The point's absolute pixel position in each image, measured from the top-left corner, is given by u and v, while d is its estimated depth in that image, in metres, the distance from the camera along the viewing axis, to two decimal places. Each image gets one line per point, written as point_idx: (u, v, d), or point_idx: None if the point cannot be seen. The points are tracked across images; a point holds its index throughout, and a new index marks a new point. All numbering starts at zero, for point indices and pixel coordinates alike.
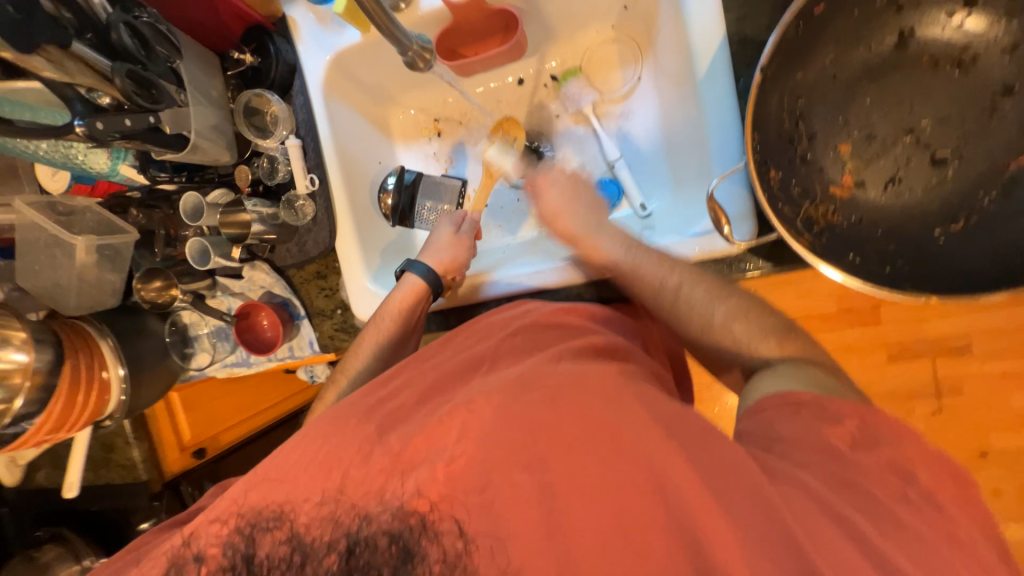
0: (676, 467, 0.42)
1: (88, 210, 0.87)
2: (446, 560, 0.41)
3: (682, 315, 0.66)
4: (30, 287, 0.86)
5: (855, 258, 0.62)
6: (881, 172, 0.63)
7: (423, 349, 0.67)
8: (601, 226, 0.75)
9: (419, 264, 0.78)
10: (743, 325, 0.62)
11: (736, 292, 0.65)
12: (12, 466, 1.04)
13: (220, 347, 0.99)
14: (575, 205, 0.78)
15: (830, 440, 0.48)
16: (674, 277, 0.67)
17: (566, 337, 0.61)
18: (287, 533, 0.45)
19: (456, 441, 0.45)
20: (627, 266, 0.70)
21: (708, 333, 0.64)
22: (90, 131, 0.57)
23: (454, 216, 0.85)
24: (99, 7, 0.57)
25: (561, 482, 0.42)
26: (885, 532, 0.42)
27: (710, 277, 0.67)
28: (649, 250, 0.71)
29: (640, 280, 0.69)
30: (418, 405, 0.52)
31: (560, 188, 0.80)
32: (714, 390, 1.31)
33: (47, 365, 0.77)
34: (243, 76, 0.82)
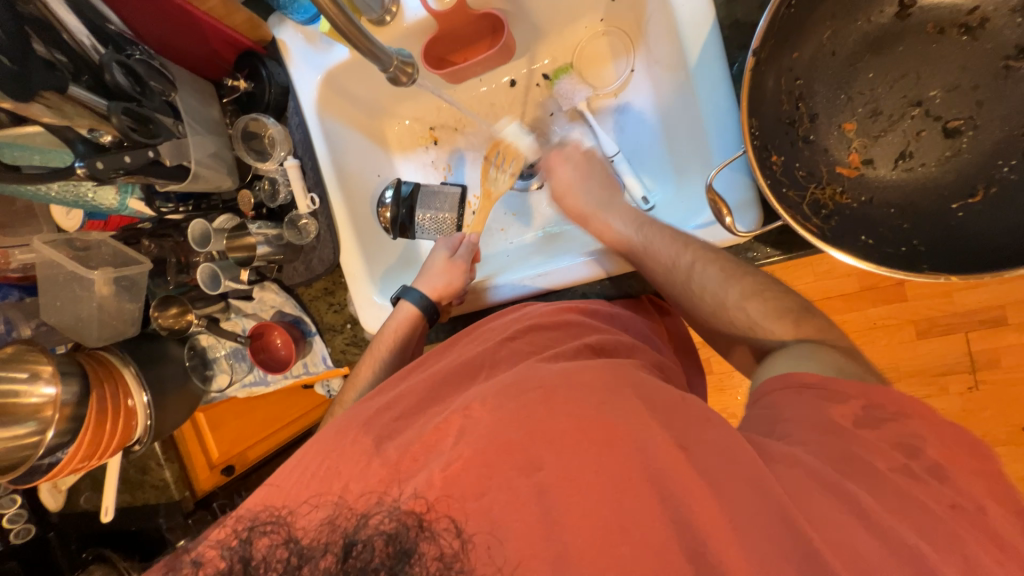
0: (679, 464, 0.41)
1: (103, 243, 0.90)
2: (442, 560, 0.40)
3: (692, 295, 0.64)
4: (55, 321, 0.90)
5: (866, 240, 0.60)
6: (889, 147, 0.61)
7: (428, 355, 0.66)
8: (613, 204, 0.76)
9: (413, 291, 0.80)
10: (759, 305, 0.59)
11: (753, 273, 0.62)
12: (55, 492, 1.10)
13: (237, 367, 1.01)
14: (589, 183, 0.80)
15: (833, 418, 0.47)
16: (687, 256, 0.65)
17: (567, 338, 0.61)
18: (284, 536, 0.43)
19: (453, 446, 0.45)
20: (638, 242, 0.70)
21: (723, 312, 0.61)
22: (91, 170, 0.58)
23: (450, 240, 0.85)
24: (91, 48, 0.59)
25: (561, 484, 0.42)
26: (901, 518, 0.40)
27: (724, 256, 0.64)
28: (662, 227, 0.70)
29: (652, 259, 0.68)
30: (420, 414, 0.53)
31: (572, 165, 0.82)
32: (734, 378, 1.29)
33: (74, 397, 0.80)
34: (239, 102, 0.84)
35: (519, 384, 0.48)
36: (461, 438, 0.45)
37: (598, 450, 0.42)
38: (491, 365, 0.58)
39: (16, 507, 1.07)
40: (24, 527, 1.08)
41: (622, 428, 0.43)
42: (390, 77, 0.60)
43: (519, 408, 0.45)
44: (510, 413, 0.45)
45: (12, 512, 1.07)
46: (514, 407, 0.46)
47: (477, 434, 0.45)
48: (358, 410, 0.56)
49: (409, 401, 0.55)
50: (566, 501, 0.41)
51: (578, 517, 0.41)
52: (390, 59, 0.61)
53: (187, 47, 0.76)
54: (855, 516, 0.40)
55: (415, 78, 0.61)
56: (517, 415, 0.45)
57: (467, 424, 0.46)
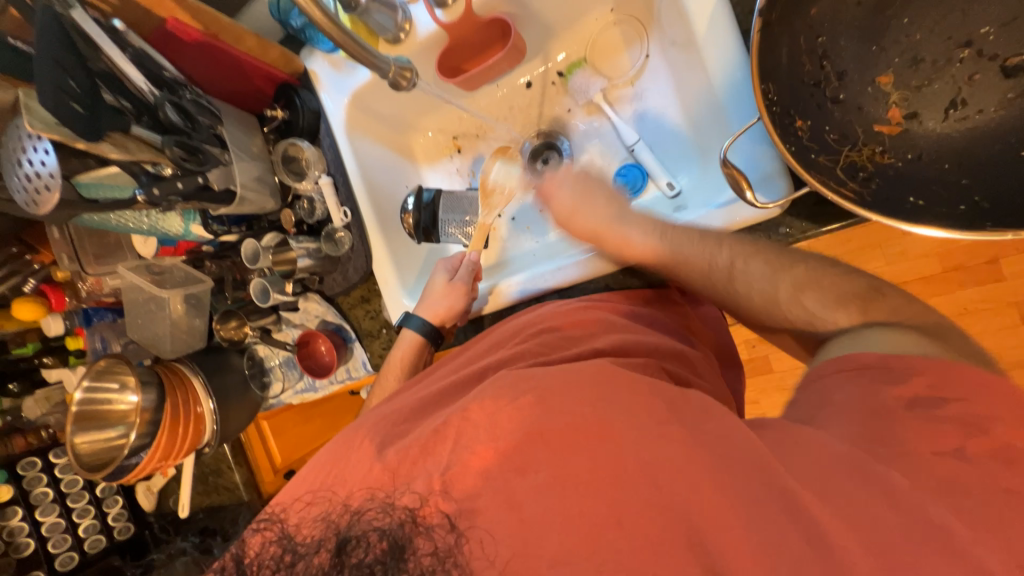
0: (683, 452, 0.39)
1: (176, 267, 1.02)
2: (436, 554, 0.40)
3: (741, 298, 0.57)
4: (138, 337, 1.05)
5: (917, 201, 0.53)
6: (937, 97, 0.54)
7: (452, 356, 0.69)
8: (625, 216, 0.68)
9: (414, 319, 0.82)
10: (815, 294, 0.52)
11: (802, 260, 0.55)
12: (148, 493, 1.24)
13: (290, 375, 1.08)
14: (593, 200, 0.71)
15: (876, 403, 0.42)
16: (723, 254, 0.59)
17: (579, 342, 0.59)
18: (277, 533, 0.45)
19: (452, 451, 0.44)
20: (667, 255, 0.63)
21: (774, 306, 0.55)
22: (150, 197, 0.67)
23: (450, 262, 0.87)
24: (148, 92, 0.66)
25: (559, 477, 0.40)
26: (941, 509, 0.36)
27: (765, 246, 0.58)
28: (688, 231, 0.63)
29: (687, 266, 0.62)
30: (420, 420, 0.52)
31: (571, 186, 0.73)
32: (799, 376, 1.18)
33: (152, 404, 0.91)
34: (278, 129, 0.92)
35: (521, 383, 0.46)
36: (460, 441, 0.44)
37: (594, 439, 0.41)
38: (500, 366, 0.58)
39: (118, 508, 1.21)
40: (125, 524, 1.21)
41: (624, 419, 0.41)
42: (391, 82, 0.64)
43: (518, 407, 0.44)
44: (507, 410, 0.44)
45: (115, 512, 1.21)
46: (515, 406, 0.44)
47: (477, 433, 0.44)
48: (374, 412, 0.57)
49: (419, 403, 0.55)
50: (567, 492, 0.40)
51: (579, 507, 0.39)
52: (389, 65, 0.65)
53: (231, 85, 0.85)
54: (888, 511, 0.36)
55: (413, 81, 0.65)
56: (518, 415, 0.43)
57: (467, 426, 0.44)
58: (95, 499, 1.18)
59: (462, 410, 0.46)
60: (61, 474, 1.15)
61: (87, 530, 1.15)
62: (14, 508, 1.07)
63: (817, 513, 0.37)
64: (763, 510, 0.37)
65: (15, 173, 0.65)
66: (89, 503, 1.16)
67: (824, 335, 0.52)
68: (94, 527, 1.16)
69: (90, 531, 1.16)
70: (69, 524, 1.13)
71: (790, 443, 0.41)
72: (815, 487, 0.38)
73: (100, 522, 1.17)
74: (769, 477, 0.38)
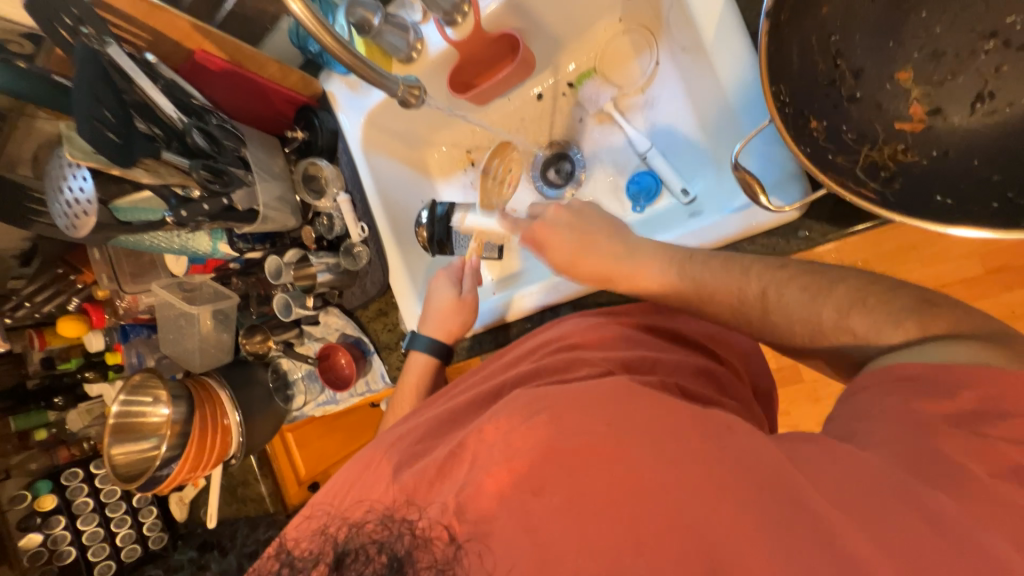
0: (700, 468, 0.38)
1: (205, 284, 1.07)
2: (434, 566, 0.41)
3: (780, 328, 0.54)
4: (171, 352, 1.10)
5: (944, 200, 0.51)
6: (961, 91, 0.52)
7: (466, 376, 0.69)
8: (632, 253, 0.65)
9: (420, 337, 0.84)
10: (863, 317, 0.48)
11: (841, 279, 0.51)
12: (180, 504, 1.27)
13: (312, 388, 1.10)
14: (591, 239, 0.68)
15: (907, 415, 0.40)
16: (755, 283, 0.56)
17: (599, 355, 0.58)
18: (276, 548, 0.49)
19: (469, 472, 0.44)
20: (693, 291, 0.60)
21: (821, 336, 0.51)
22: (178, 218, 0.71)
23: (455, 273, 0.87)
24: (177, 120, 0.70)
25: (575, 494, 0.40)
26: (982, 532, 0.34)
27: (798, 270, 0.54)
28: (707, 261, 0.60)
29: (716, 297, 0.59)
30: (439, 441, 0.52)
31: (565, 227, 0.70)
32: (832, 386, 1.13)
33: (182, 416, 0.94)
34: (298, 149, 0.95)
35: (535, 400, 0.45)
36: (477, 463, 0.43)
37: (605, 455, 0.40)
38: (516, 384, 0.57)
39: (153, 517, 1.24)
40: (159, 534, 1.24)
41: (638, 434, 0.40)
42: (400, 101, 0.66)
43: (532, 426, 0.43)
44: (520, 429, 0.43)
45: (150, 521, 1.24)
46: (528, 426, 0.43)
47: (491, 453, 0.43)
48: (392, 431, 0.58)
49: (432, 422, 0.55)
50: (581, 510, 0.39)
51: (594, 522, 0.39)
52: (398, 84, 0.67)
53: (255, 110, 0.89)
54: (921, 532, 0.34)
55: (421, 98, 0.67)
56: (531, 436, 0.42)
57: (482, 445, 0.44)
58: (131, 509, 1.22)
59: (477, 429, 0.46)
60: (101, 484, 1.20)
61: (124, 540, 1.19)
62: (57, 516, 1.13)
63: (846, 531, 0.35)
64: (789, 531, 0.35)
65: (58, 200, 0.70)
66: (127, 513, 1.20)
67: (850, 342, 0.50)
68: (130, 537, 1.20)
69: (126, 541, 1.19)
70: (107, 533, 1.18)
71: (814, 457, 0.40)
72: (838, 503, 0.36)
73: (136, 532, 1.20)
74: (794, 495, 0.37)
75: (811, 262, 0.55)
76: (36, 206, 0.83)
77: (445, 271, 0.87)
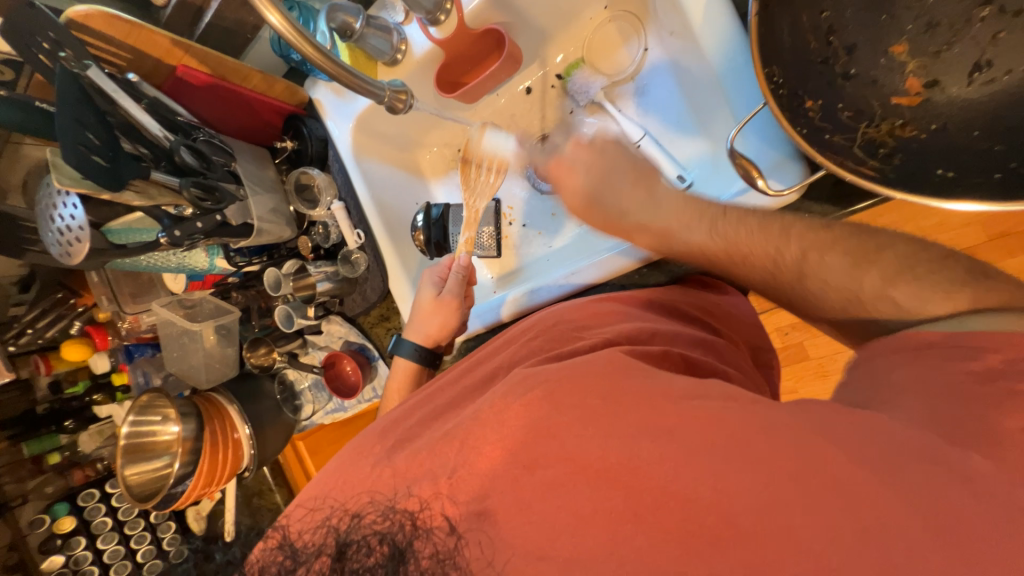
0: (701, 438, 0.39)
1: (205, 300, 1.07)
2: (436, 557, 0.39)
3: (815, 297, 0.50)
4: (176, 370, 1.11)
5: (946, 173, 0.50)
6: (959, 62, 0.51)
7: (449, 368, 0.68)
8: (656, 204, 0.62)
9: (404, 343, 0.82)
10: (909, 286, 0.45)
11: (889, 244, 0.47)
12: (197, 516, 1.26)
13: (320, 397, 1.12)
14: (612, 184, 0.66)
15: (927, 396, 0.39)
16: (791, 244, 0.51)
17: (595, 326, 0.59)
18: (278, 538, 0.47)
19: (458, 452, 0.44)
20: (721, 251, 0.55)
21: (857, 306, 0.48)
22: (172, 238, 0.70)
23: (438, 274, 0.84)
24: (163, 137, 0.69)
25: (573, 468, 0.40)
26: (983, 476, 0.34)
27: (844, 233, 0.50)
28: (744, 219, 0.55)
29: (747, 259, 0.54)
30: (435, 421, 0.53)
31: (585, 168, 0.69)
32: (839, 362, 1.13)
33: (193, 433, 0.94)
34: (289, 160, 0.95)
35: (531, 377, 0.46)
36: (467, 443, 0.44)
37: (601, 426, 0.41)
38: (511, 367, 0.57)
39: (171, 533, 1.23)
40: (179, 549, 1.21)
41: (636, 414, 0.41)
42: (389, 107, 0.65)
43: (526, 402, 0.44)
44: (514, 407, 0.44)
45: (168, 537, 1.22)
46: (522, 404, 0.44)
47: (485, 432, 0.44)
48: (387, 415, 0.59)
49: (428, 411, 0.55)
50: (587, 496, 0.40)
51: (601, 505, 0.39)
52: (385, 90, 0.66)
53: (243, 122, 0.88)
54: (930, 486, 0.34)
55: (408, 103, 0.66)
56: (524, 412, 0.43)
57: (477, 425, 0.45)
58: (150, 525, 1.22)
59: (474, 413, 0.46)
60: (118, 503, 1.20)
61: (145, 556, 1.18)
62: (78, 537, 1.15)
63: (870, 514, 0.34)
64: (801, 510, 0.35)
65: (50, 229, 0.69)
66: (145, 529, 1.20)
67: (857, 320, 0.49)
68: (151, 552, 1.18)
69: (147, 557, 1.18)
70: (128, 551, 1.17)
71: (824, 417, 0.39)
72: (854, 464, 0.35)
73: (155, 547, 1.19)
74: (807, 458, 0.36)
75: (853, 223, 0.51)
76: (30, 234, 0.82)
77: (432, 269, 0.85)
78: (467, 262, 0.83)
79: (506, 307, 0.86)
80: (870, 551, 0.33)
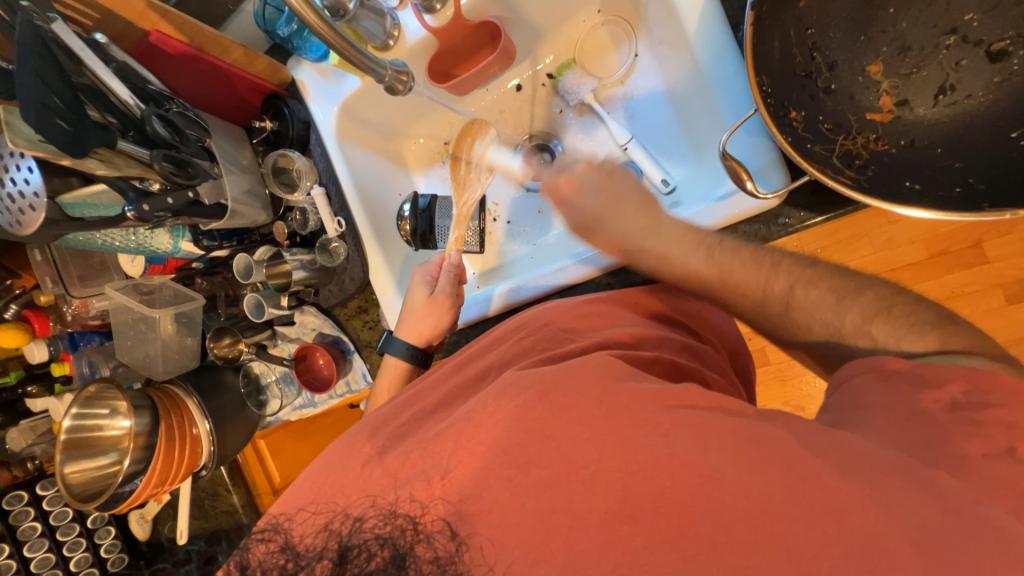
0: (692, 442, 0.39)
1: (164, 286, 1.00)
2: (436, 562, 0.38)
3: (799, 327, 0.55)
4: (129, 359, 1.03)
5: (913, 185, 0.54)
6: (926, 83, 0.55)
7: (441, 364, 0.68)
8: (659, 229, 0.64)
9: (396, 342, 0.81)
10: (886, 325, 0.49)
11: (868, 286, 0.52)
12: (141, 521, 1.18)
13: (287, 391, 1.06)
14: (619, 206, 0.67)
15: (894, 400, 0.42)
16: (781, 280, 0.55)
17: (591, 330, 0.60)
18: (281, 543, 0.44)
19: (451, 454, 0.44)
20: (715, 279, 0.59)
21: (838, 339, 0.52)
22: (139, 213, 0.65)
23: (428, 274, 0.83)
24: (134, 106, 0.64)
25: (568, 470, 0.41)
26: (945, 478, 0.37)
27: (828, 271, 0.55)
28: (738, 250, 0.59)
29: (737, 289, 0.59)
30: (426, 422, 0.52)
31: (593, 188, 0.69)
32: (796, 368, 1.19)
33: (146, 427, 0.87)
34: (267, 141, 0.90)
35: (523, 378, 0.47)
36: (460, 445, 0.44)
37: (596, 426, 0.41)
38: (502, 366, 0.57)
39: (111, 538, 1.16)
40: (118, 555, 1.16)
41: (627, 415, 0.41)
42: (387, 86, 0.63)
43: (521, 403, 0.44)
44: (505, 409, 0.44)
45: (108, 543, 1.15)
46: (515, 404, 0.44)
47: (481, 439, 0.44)
48: (373, 416, 0.57)
49: (418, 408, 0.55)
50: (580, 496, 0.40)
51: (596, 508, 0.40)
52: (386, 70, 0.64)
53: (219, 98, 0.84)
54: (903, 488, 0.36)
55: (409, 85, 0.65)
56: (518, 412, 0.44)
57: (470, 428, 0.45)
58: (86, 530, 1.13)
59: (466, 414, 0.46)
60: (50, 507, 1.10)
61: (79, 564, 1.10)
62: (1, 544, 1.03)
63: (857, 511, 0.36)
64: (788, 509, 0.37)
65: None
66: (80, 534, 1.11)
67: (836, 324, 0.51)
68: (86, 560, 1.12)
69: (81, 566, 1.11)
70: (60, 559, 1.08)
71: (803, 425, 0.41)
72: (837, 471, 0.37)
73: (92, 555, 1.12)
74: (791, 466, 0.38)
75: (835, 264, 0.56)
76: None
77: (422, 269, 0.84)
78: (457, 261, 0.82)
79: (490, 303, 0.86)
80: (848, 543, 0.35)
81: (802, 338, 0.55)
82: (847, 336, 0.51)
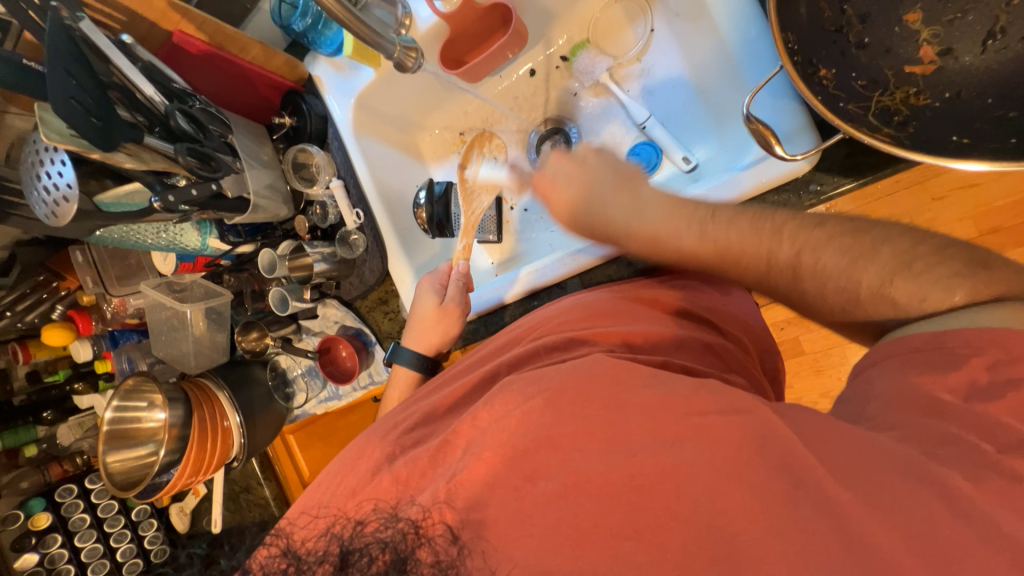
0: (697, 455, 0.37)
1: (196, 283, 1.04)
2: (437, 564, 0.36)
3: (813, 297, 0.50)
4: (165, 355, 1.07)
5: (962, 139, 0.50)
6: (972, 30, 0.51)
7: (458, 361, 0.68)
8: (641, 209, 0.61)
9: (403, 351, 0.81)
10: (909, 284, 0.44)
11: (886, 240, 0.47)
12: (181, 514, 1.21)
13: (313, 384, 1.08)
14: (594, 194, 0.65)
15: (933, 395, 0.39)
16: (785, 246, 0.51)
17: (609, 325, 0.58)
18: (280, 548, 0.43)
19: (462, 458, 0.43)
20: (713, 256, 0.55)
21: (856, 305, 0.47)
22: (165, 204, 0.67)
23: (440, 277, 0.83)
24: (160, 103, 0.67)
25: (575, 482, 0.39)
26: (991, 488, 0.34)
27: (838, 230, 0.49)
28: (733, 219, 0.55)
29: (739, 261, 0.54)
30: (435, 425, 0.52)
31: (565, 178, 0.68)
32: (834, 357, 1.13)
33: (180, 419, 0.90)
34: (287, 136, 0.92)
35: (532, 384, 0.45)
36: (469, 449, 0.43)
37: (607, 437, 0.40)
38: (512, 369, 0.55)
39: (153, 530, 1.19)
40: (161, 547, 1.19)
41: (633, 423, 0.39)
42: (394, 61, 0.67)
43: (527, 409, 0.42)
44: (514, 413, 0.43)
45: (151, 534, 1.19)
46: (524, 410, 0.42)
47: (484, 439, 0.43)
48: (384, 421, 0.56)
49: (427, 409, 0.54)
50: (591, 503, 0.38)
51: (612, 516, 0.38)
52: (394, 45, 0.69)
53: (241, 97, 0.86)
54: (930, 501, 0.34)
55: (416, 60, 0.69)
56: (525, 419, 0.42)
57: (475, 432, 0.44)
58: (130, 522, 1.17)
59: (470, 418, 0.45)
60: (97, 499, 1.15)
61: (125, 554, 1.14)
62: (53, 534, 1.08)
63: (880, 528, 0.33)
64: (809, 523, 0.34)
65: (34, 187, 0.66)
66: (126, 526, 1.15)
67: (859, 296, 0.47)
68: (131, 551, 1.15)
69: (127, 555, 1.14)
70: (107, 549, 1.13)
71: (822, 430, 0.38)
72: (861, 483, 0.35)
73: (136, 545, 1.16)
74: (800, 478, 0.36)
75: (847, 217, 0.50)
76: None
77: (431, 276, 0.84)
78: (464, 269, 0.82)
79: (505, 290, 0.84)
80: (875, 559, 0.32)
81: (817, 309, 0.51)
82: (864, 302, 0.47)
